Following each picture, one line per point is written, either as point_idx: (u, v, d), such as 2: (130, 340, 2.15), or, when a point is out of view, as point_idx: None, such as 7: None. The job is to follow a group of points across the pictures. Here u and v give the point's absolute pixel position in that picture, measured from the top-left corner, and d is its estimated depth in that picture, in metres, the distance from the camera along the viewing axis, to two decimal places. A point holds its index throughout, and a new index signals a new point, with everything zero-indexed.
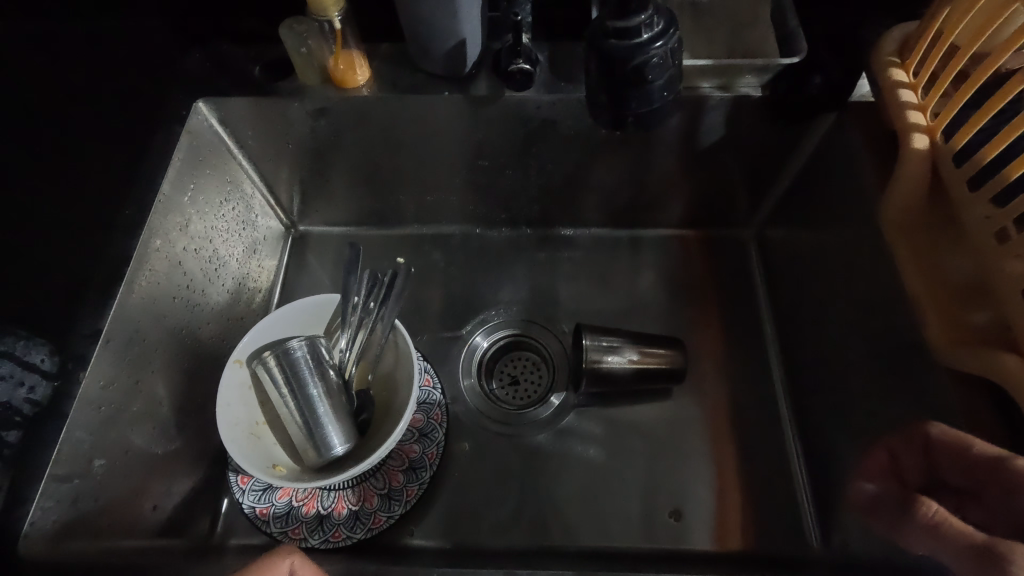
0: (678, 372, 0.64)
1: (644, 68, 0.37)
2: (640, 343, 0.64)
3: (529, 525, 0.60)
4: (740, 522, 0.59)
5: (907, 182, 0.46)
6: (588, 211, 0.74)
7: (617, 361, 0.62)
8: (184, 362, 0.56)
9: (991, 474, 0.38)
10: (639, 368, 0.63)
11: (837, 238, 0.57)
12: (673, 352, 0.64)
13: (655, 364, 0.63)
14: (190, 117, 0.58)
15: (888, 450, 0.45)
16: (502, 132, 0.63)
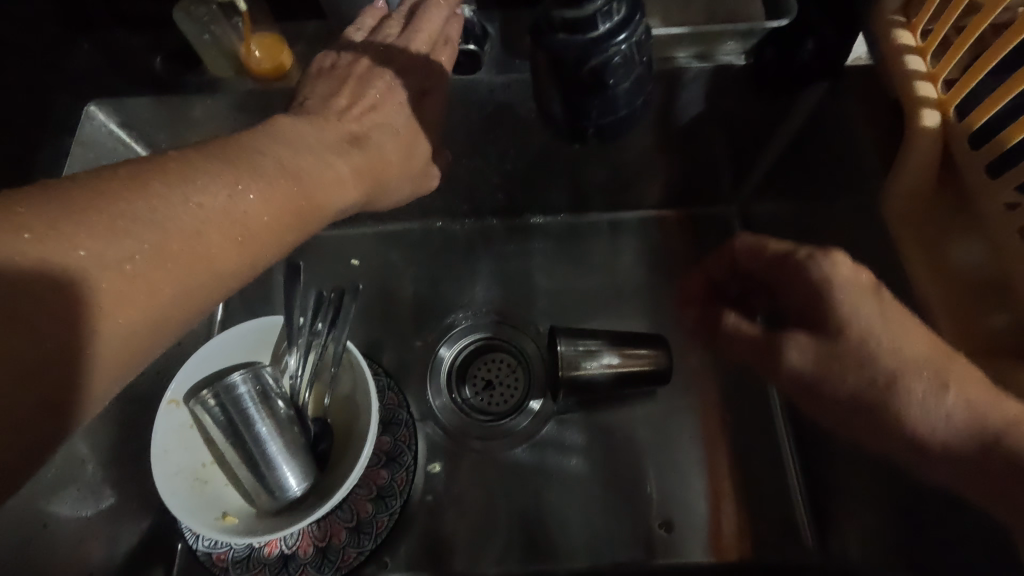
0: (664, 374, 0.59)
1: (603, 70, 0.30)
2: (620, 345, 0.58)
3: (511, 549, 0.56)
4: (731, 529, 0.56)
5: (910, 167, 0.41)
6: (558, 197, 0.67)
7: (597, 366, 0.57)
8: (112, 407, 0.51)
9: (776, 264, 0.45)
10: (619, 373, 0.58)
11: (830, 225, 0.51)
12: (658, 353, 0.58)
13: (639, 365, 0.58)
14: (81, 124, 0.49)
15: (705, 272, 0.58)
16: (453, 119, 0.55)
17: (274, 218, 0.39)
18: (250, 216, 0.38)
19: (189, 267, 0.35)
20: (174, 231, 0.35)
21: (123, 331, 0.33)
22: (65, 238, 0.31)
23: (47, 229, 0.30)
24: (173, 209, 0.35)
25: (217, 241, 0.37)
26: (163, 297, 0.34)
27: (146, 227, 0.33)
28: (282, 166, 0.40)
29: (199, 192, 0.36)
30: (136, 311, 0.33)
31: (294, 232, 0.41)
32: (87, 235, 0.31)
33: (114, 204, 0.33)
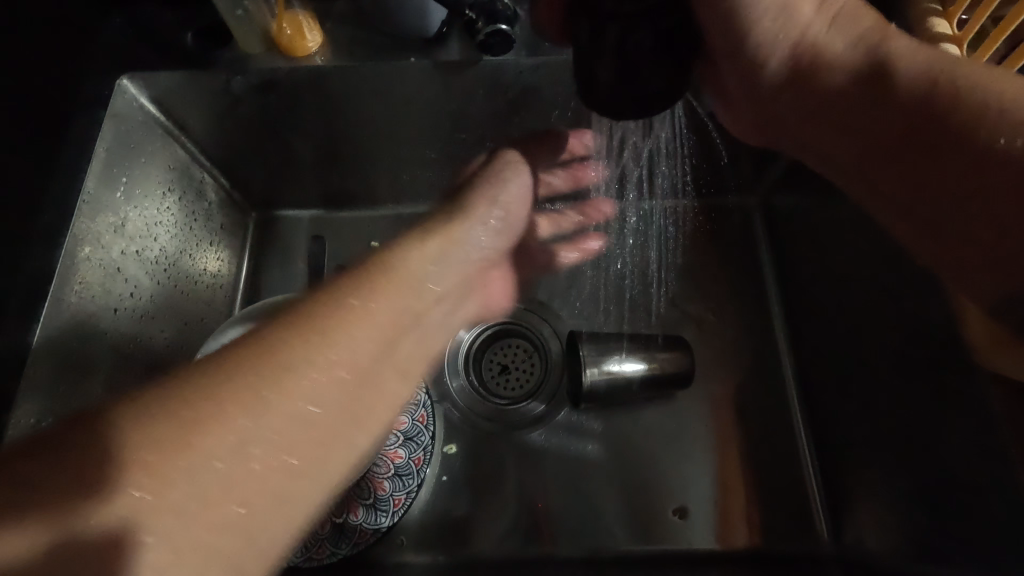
0: (686, 376, 0.59)
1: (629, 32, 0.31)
2: (645, 345, 0.59)
3: (526, 531, 0.57)
4: (745, 519, 0.57)
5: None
6: None
7: (621, 365, 0.57)
8: (137, 379, 0.52)
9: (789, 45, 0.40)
10: (643, 377, 0.58)
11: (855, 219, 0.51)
12: (681, 355, 0.59)
13: (663, 366, 0.58)
14: (115, 98, 0.50)
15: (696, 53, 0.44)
16: (481, 101, 0.54)
17: (379, 389, 0.38)
18: (376, 343, 0.38)
19: (318, 460, 0.34)
20: (277, 378, 0.33)
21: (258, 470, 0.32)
22: (216, 400, 0.31)
23: (196, 444, 0.30)
24: (351, 321, 0.37)
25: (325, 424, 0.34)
26: (323, 483, 0.35)
27: (273, 437, 0.32)
28: (341, 324, 0.36)
29: (349, 363, 0.36)
30: (316, 485, 0.34)
31: (409, 381, 0.40)
32: (252, 420, 0.32)
33: (260, 372, 0.33)
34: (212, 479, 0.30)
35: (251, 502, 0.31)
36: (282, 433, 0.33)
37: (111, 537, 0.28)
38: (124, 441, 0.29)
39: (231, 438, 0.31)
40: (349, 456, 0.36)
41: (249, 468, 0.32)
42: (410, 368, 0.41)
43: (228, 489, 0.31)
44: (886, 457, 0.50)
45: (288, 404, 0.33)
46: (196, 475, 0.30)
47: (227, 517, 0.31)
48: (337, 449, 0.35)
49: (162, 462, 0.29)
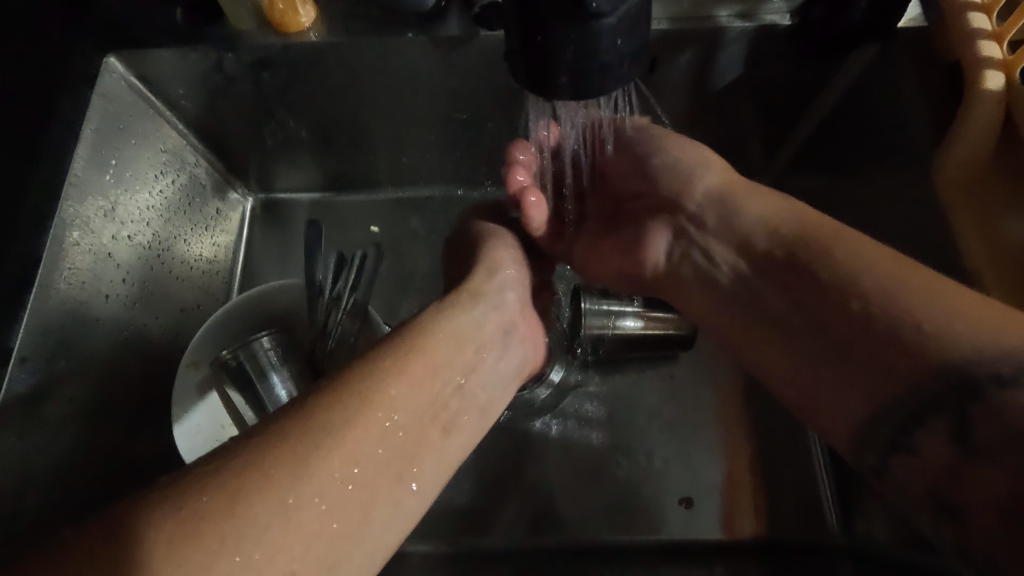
0: (687, 338, 0.58)
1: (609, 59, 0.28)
2: (644, 304, 0.58)
3: (528, 521, 0.55)
4: (752, 509, 0.55)
5: (957, 145, 0.46)
6: None
7: (622, 325, 0.57)
8: (130, 365, 0.51)
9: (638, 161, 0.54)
10: (642, 335, 0.57)
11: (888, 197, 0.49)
12: (681, 321, 0.58)
13: (661, 328, 0.58)
14: (103, 77, 0.48)
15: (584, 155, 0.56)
16: (481, 80, 0.52)
17: (417, 450, 0.37)
18: (407, 410, 0.37)
19: (362, 525, 0.33)
20: (328, 447, 0.33)
21: (308, 537, 0.31)
22: (270, 474, 0.31)
23: (256, 511, 0.30)
24: (382, 383, 0.37)
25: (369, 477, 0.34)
26: (368, 554, 0.34)
27: (321, 503, 0.32)
28: (386, 395, 0.37)
29: (382, 424, 0.36)
30: (359, 559, 0.33)
31: (445, 442, 0.39)
32: (307, 484, 0.32)
33: (304, 440, 0.33)
34: (264, 549, 0.29)
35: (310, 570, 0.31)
36: (331, 496, 0.32)
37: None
38: (193, 515, 0.29)
39: (295, 503, 0.31)
40: (394, 524, 0.35)
41: (297, 537, 0.31)
42: (443, 430, 0.39)
43: (278, 556, 0.30)
44: None
45: (330, 470, 0.33)
46: (250, 546, 0.29)
47: None
48: (378, 519, 0.34)
49: (224, 534, 0.29)
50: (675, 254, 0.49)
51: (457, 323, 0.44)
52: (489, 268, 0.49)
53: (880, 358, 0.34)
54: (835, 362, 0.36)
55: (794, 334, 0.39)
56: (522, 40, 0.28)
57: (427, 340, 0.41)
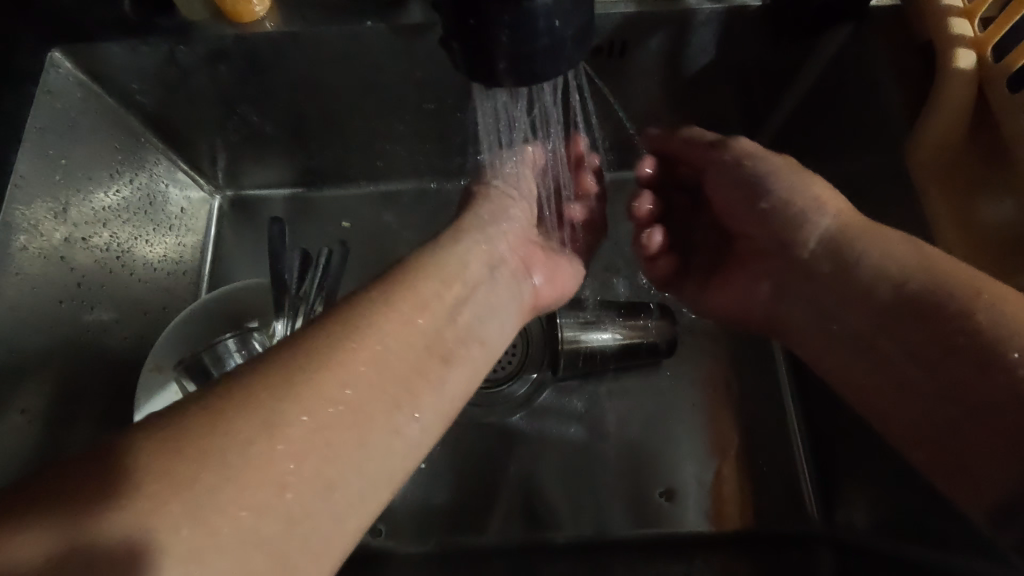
0: (667, 345, 0.58)
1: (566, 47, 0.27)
2: (620, 314, 0.58)
3: (508, 518, 0.55)
4: (733, 499, 0.55)
5: (935, 120, 0.44)
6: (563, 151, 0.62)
7: (599, 337, 0.57)
8: (88, 371, 0.49)
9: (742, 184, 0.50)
10: (622, 345, 0.57)
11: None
12: (661, 324, 0.58)
13: (642, 337, 0.57)
14: (47, 73, 0.46)
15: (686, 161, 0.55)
16: (448, 69, 0.51)
17: (415, 379, 0.37)
18: (400, 340, 0.37)
19: (359, 446, 0.33)
20: (322, 369, 0.33)
21: (297, 450, 0.31)
22: (262, 391, 0.31)
23: (242, 427, 0.30)
24: (375, 314, 0.37)
25: (365, 397, 0.34)
26: (367, 476, 0.33)
27: (308, 419, 0.32)
28: (374, 325, 0.37)
29: (373, 348, 0.36)
30: (359, 485, 0.33)
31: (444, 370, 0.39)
32: (294, 403, 0.32)
33: (298, 363, 0.33)
34: (251, 461, 0.29)
35: (303, 482, 0.31)
36: (321, 413, 0.32)
37: (166, 520, 0.27)
38: (182, 429, 0.29)
39: (281, 420, 0.31)
40: (393, 451, 0.35)
41: (286, 452, 0.30)
42: (443, 360, 0.39)
43: (268, 470, 0.30)
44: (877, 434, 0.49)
45: (321, 390, 0.33)
46: (240, 456, 0.29)
47: (275, 499, 0.29)
48: (378, 442, 0.34)
49: (216, 447, 0.29)
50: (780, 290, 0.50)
51: (448, 262, 0.44)
52: (477, 213, 0.50)
53: (1015, 435, 0.34)
54: (961, 412, 0.37)
55: (923, 375, 0.39)
56: (461, 25, 0.27)
57: (419, 278, 0.41)
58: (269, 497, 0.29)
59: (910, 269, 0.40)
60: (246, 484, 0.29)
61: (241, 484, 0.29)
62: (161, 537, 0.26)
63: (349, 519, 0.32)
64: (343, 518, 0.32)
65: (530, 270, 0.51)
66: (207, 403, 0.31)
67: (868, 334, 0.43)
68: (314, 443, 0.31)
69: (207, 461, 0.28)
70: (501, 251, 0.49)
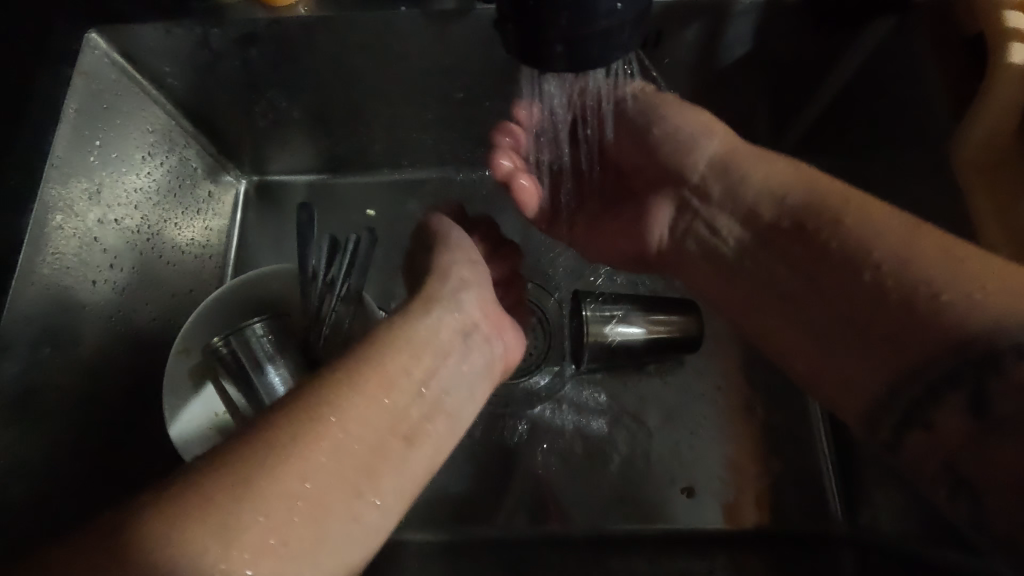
0: (695, 340, 0.57)
1: (615, 32, 0.27)
2: (644, 307, 0.57)
3: (527, 510, 0.55)
4: (755, 498, 0.54)
5: (983, 120, 0.43)
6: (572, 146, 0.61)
7: (624, 330, 0.56)
8: (117, 352, 0.50)
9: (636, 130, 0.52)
10: (646, 338, 0.56)
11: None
12: (689, 319, 0.57)
13: (668, 331, 0.56)
14: (83, 54, 0.46)
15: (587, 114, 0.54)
16: (478, 56, 0.50)
17: (374, 464, 0.37)
18: (361, 425, 0.37)
19: (314, 541, 0.33)
20: (285, 457, 0.34)
21: (250, 556, 0.31)
22: (211, 495, 0.31)
23: (190, 542, 0.30)
24: (338, 398, 0.37)
25: (322, 489, 0.34)
26: (323, 573, 0.34)
27: (262, 521, 0.32)
28: (335, 412, 0.36)
29: (331, 440, 0.35)
30: (313, 575, 0.33)
31: (405, 449, 0.38)
32: (245, 506, 0.32)
33: (248, 462, 0.33)
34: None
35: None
36: (275, 513, 0.32)
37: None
38: (128, 547, 0.30)
39: (233, 527, 0.31)
40: (353, 537, 0.35)
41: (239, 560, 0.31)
42: (407, 440, 0.39)
43: None
44: None
45: (275, 490, 0.33)
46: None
47: None
48: (334, 528, 0.34)
49: (176, 556, 0.30)
50: (677, 229, 0.51)
51: (420, 327, 0.43)
52: (443, 275, 0.47)
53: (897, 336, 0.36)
54: (861, 330, 0.38)
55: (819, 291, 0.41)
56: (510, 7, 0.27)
57: (388, 354, 0.40)
58: None
59: (791, 192, 0.45)
60: None
61: None
62: None
63: None
64: None
65: (505, 327, 0.49)
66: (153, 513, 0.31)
67: (767, 270, 0.45)
68: (267, 549, 0.32)
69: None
70: (474, 311, 0.47)
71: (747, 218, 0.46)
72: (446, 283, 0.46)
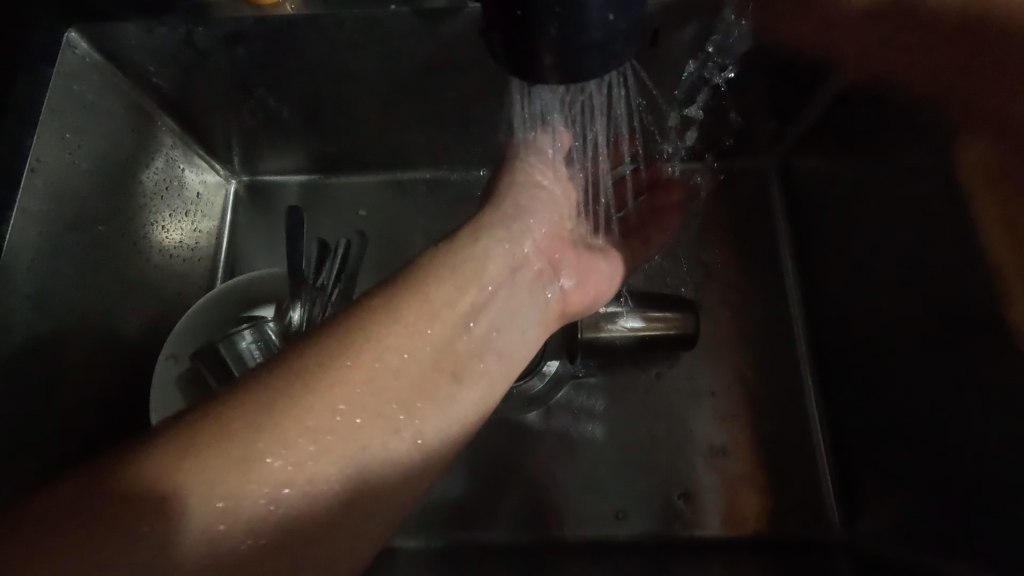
0: (690, 340, 0.56)
1: (609, 39, 0.26)
2: (639, 303, 0.56)
3: (523, 516, 0.54)
4: (751, 502, 0.54)
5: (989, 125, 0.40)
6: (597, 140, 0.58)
7: (620, 328, 0.55)
8: (104, 359, 0.49)
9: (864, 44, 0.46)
10: (642, 335, 0.55)
11: (906, 181, 0.46)
12: (685, 318, 0.56)
13: (664, 330, 0.55)
14: (63, 54, 0.45)
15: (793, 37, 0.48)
16: (472, 56, 0.49)
17: (421, 389, 0.38)
18: (407, 351, 0.38)
19: (358, 459, 0.34)
20: (333, 375, 0.35)
21: (293, 462, 0.32)
22: (292, 392, 0.34)
23: (234, 447, 0.31)
24: (389, 324, 0.39)
25: (369, 406, 0.35)
26: (368, 492, 0.35)
27: (303, 434, 0.33)
28: (383, 337, 0.38)
29: (378, 364, 0.37)
30: (378, 482, 0.35)
31: (458, 362, 0.41)
32: (292, 417, 0.33)
33: (322, 366, 0.35)
34: (244, 480, 0.31)
35: (300, 499, 0.32)
36: (318, 427, 0.33)
37: (198, 506, 0.30)
38: (175, 448, 0.31)
39: (275, 437, 0.32)
40: (395, 464, 0.36)
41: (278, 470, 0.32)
42: (452, 374, 0.40)
43: (257, 484, 0.31)
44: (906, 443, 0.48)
45: (321, 404, 0.34)
46: (223, 478, 0.30)
47: (268, 518, 0.31)
48: (396, 436, 0.36)
49: (217, 459, 0.31)
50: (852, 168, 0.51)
51: (470, 259, 0.44)
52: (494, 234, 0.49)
53: None
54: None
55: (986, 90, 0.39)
56: (501, 14, 0.26)
57: (442, 276, 0.42)
58: (262, 522, 0.31)
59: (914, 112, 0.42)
60: (232, 504, 0.30)
61: (228, 508, 0.30)
62: (156, 551, 0.28)
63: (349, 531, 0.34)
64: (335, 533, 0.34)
65: (560, 266, 0.52)
66: (207, 417, 0.32)
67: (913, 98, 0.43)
68: (307, 456, 0.33)
69: (201, 470, 0.30)
70: (529, 246, 0.49)
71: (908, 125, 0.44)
72: (498, 220, 0.48)
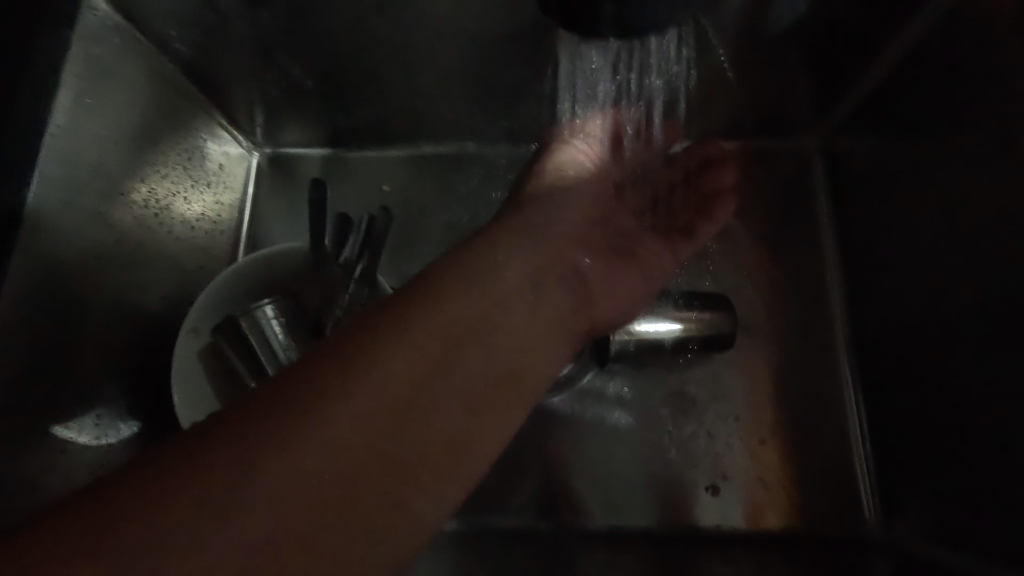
0: (726, 339, 0.54)
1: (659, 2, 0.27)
2: (677, 309, 0.53)
3: (545, 504, 0.53)
4: (781, 498, 0.52)
5: None
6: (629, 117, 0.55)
7: (656, 327, 0.53)
8: (127, 330, 0.49)
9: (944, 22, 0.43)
10: (673, 335, 0.53)
11: (968, 162, 0.43)
12: (721, 316, 0.54)
13: (698, 327, 0.53)
14: (82, 17, 0.43)
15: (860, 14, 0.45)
16: (502, 26, 0.46)
17: (490, 340, 0.37)
18: (469, 303, 0.37)
19: (430, 405, 0.33)
20: (401, 327, 0.34)
21: (361, 409, 0.31)
22: (263, 416, 0.29)
23: (302, 397, 0.30)
24: (450, 282, 0.38)
25: (436, 353, 0.35)
26: (448, 436, 0.33)
27: (373, 386, 0.32)
28: (447, 294, 0.37)
29: (445, 315, 0.36)
30: (415, 454, 0.32)
31: (471, 362, 0.36)
32: (361, 369, 0.32)
33: (337, 351, 0.33)
34: (312, 429, 0.30)
35: (373, 447, 0.31)
36: (388, 376, 0.32)
37: (267, 458, 0.28)
38: (244, 403, 0.30)
39: (343, 386, 0.31)
40: (470, 406, 0.35)
41: (349, 417, 0.31)
42: (518, 325, 0.39)
43: (324, 434, 0.30)
44: (950, 442, 0.45)
45: (390, 353, 0.33)
46: (290, 429, 0.29)
47: (340, 466, 0.30)
48: (400, 445, 0.32)
49: (283, 410, 0.30)
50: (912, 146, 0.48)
51: (523, 228, 0.43)
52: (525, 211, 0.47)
53: None
54: None
55: None
56: None
57: (449, 285, 0.37)
58: (335, 470, 0.29)
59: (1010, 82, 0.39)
60: (297, 453, 0.29)
61: (291, 461, 0.29)
62: (217, 512, 0.27)
63: (433, 478, 0.32)
64: (423, 480, 0.32)
65: (583, 275, 0.46)
66: (277, 378, 0.32)
67: (997, 70, 0.40)
68: (377, 401, 0.32)
69: (266, 424, 0.29)
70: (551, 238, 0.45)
71: (994, 97, 0.40)
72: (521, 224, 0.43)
